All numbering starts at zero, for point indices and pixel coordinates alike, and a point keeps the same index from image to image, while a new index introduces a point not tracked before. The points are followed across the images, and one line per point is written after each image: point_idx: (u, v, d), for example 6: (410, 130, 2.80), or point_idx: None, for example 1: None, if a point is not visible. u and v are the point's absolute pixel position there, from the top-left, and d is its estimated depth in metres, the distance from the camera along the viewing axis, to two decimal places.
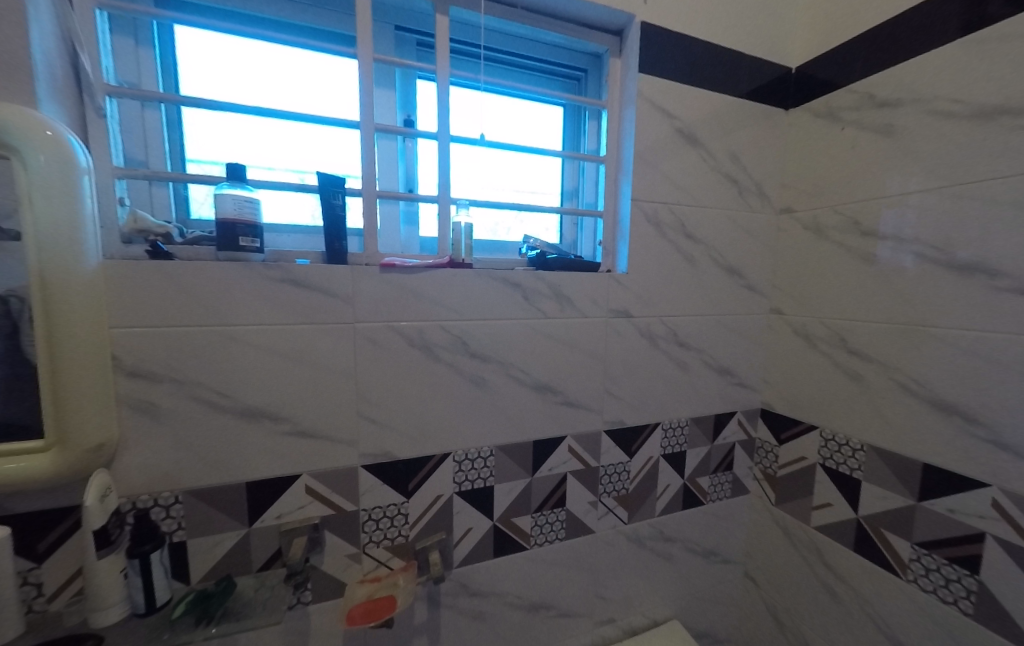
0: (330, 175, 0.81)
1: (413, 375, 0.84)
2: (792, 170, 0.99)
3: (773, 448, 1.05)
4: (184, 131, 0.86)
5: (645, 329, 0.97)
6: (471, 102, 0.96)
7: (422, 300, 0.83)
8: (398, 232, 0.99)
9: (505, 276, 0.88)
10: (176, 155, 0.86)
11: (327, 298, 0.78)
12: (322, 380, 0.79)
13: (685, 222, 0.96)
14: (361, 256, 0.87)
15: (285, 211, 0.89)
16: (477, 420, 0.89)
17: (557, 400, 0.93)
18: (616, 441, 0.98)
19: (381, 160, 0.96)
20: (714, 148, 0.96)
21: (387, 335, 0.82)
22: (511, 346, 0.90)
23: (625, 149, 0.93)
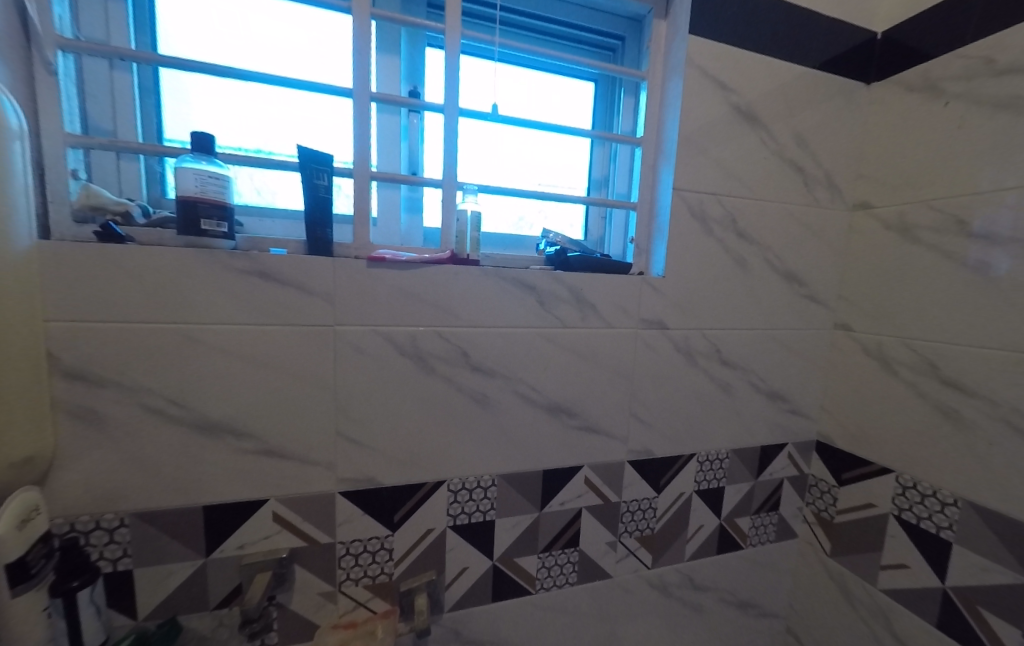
0: (315, 151, 0.68)
1: (403, 389, 0.71)
2: (871, 157, 0.82)
3: (831, 488, 0.87)
4: (160, 100, 0.76)
5: (682, 342, 0.81)
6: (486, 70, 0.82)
7: (418, 302, 0.71)
8: (398, 221, 0.86)
9: (517, 275, 0.74)
10: (150, 127, 0.75)
11: (304, 295, 0.66)
12: (296, 392, 0.67)
13: (736, 217, 0.80)
14: (349, 246, 0.74)
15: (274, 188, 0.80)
16: (478, 443, 0.75)
17: (573, 422, 0.79)
18: (642, 474, 0.83)
19: (380, 138, 0.83)
20: (776, 128, 0.79)
21: (374, 341, 0.69)
22: (521, 359, 0.76)
23: (667, 128, 0.78)
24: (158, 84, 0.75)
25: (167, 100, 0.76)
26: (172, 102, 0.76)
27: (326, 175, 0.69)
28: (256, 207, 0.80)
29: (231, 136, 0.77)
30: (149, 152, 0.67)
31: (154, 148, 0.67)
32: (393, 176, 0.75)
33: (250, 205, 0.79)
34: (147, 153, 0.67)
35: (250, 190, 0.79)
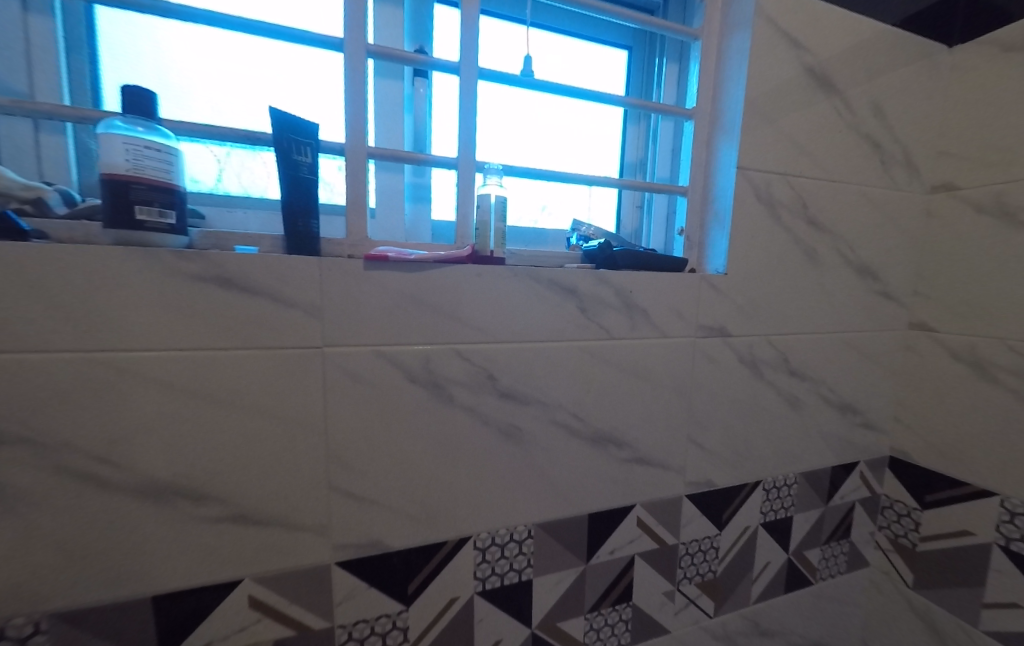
0: (292, 117, 0.51)
1: (419, 426, 0.56)
2: (954, 131, 0.73)
3: (912, 512, 0.76)
4: (97, 57, 0.58)
5: (746, 352, 0.68)
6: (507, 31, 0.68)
7: (434, 313, 0.55)
8: (401, 213, 0.72)
9: (552, 275, 0.59)
10: (82, 93, 0.58)
11: (283, 308, 0.49)
12: (280, 435, 0.51)
13: (807, 201, 0.68)
14: (340, 242, 0.58)
15: (247, 174, 0.64)
16: (512, 487, 0.61)
17: (622, 455, 0.65)
18: (703, 509, 0.70)
19: (378, 108, 0.68)
20: (852, 96, 0.68)
21: (379, 368, 0.53)
22: (563, 380, 0.61)
23: (728, 95, 0.65)
24: (94, 36, 0.58)
25: (107, 58, 0.58)
26: (112, 59, 0.58)
27: (309, 148, 0.53)
28: (222, 195, 0.63)
29: (189, 107, 0.60)
30: (65, 118, 0.48)
31: (69, 110, 0.48)
32: (394, 153, 0.60)
33: (214, 193, 0.63)
34: (60, 118, 0.48)
35: (237, 185, 0.64)
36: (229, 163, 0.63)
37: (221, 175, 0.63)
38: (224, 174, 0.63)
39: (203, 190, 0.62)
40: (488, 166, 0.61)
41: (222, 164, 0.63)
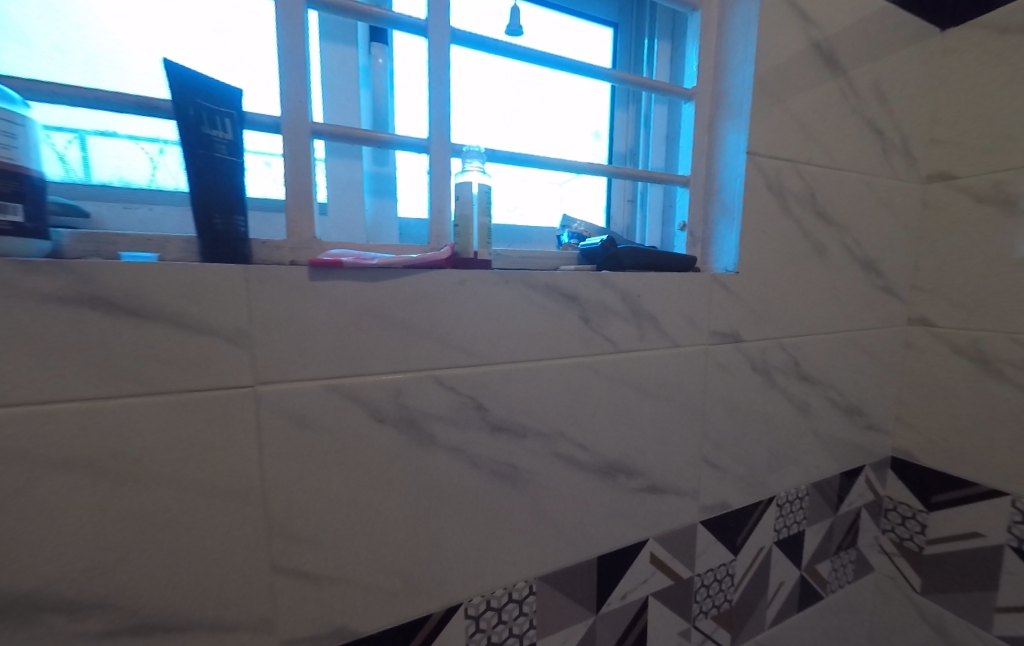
0: (197, 77, 0.38)
1: (394, 478, 0.44)
2: (949, 120, 0.71)
3: (917, 513, 0.77)
4: None
5: (757, 357, 0.63)
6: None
7: (409, 334, 0.43)
8: (360, 208, 0.59)
9: (551, 280, 0.49)
10: None
11: (197, 337, 0.36)
12: (202, 510, 0.37)
13: (815, 191, 0.62)
14: (278, 245, 0.45)
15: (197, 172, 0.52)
16: (508, 539, 0.50)
17: (633, 485, 0.56)
18: (718, 534, 0.63)
19: (325, 78, 0.54)
20: (856, 78, 0.64)
21: (339, 409, 0.41)
22: (564, 403, 0.52)
23: (733, 72, 0.58)
24: None
25: None
26: None
27: (232, 120, 0.40)
28: (126, 188, 0.49)
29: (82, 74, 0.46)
30: None
31: None
32: (348, 131, 0.47)
33: (113, 186, 0.48)
34: None
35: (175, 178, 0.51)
36: (165, 162, 0.51)
37: (152, 171, 0.50)
38: (157, 170, 0.51)
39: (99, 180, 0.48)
40: (467, 148, 0.50)
41: (157, 163, 0.51)
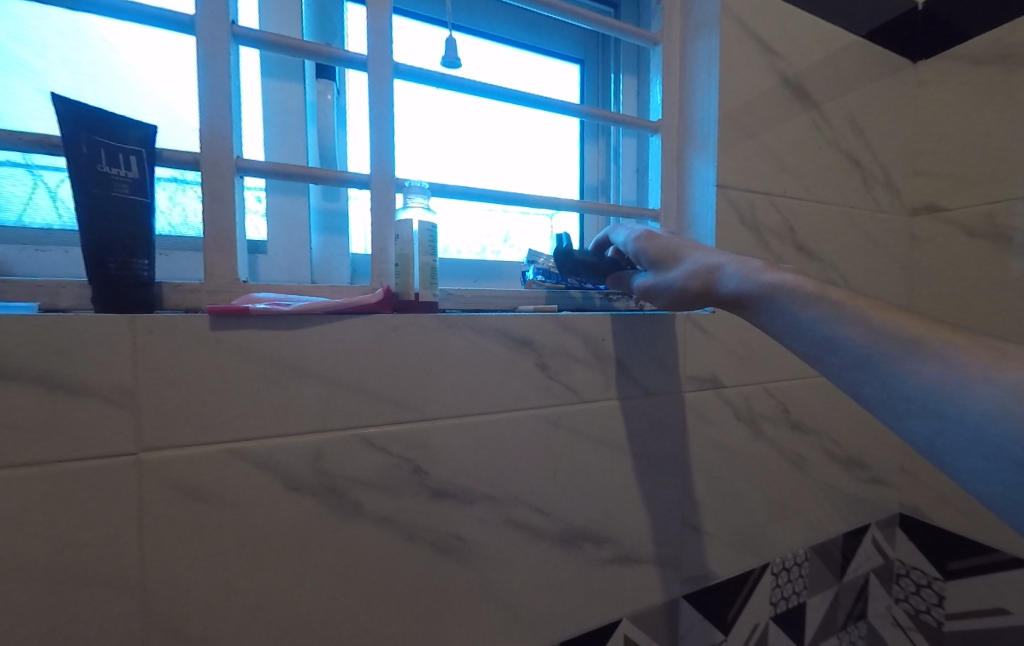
0: (94, 111, 0.35)
1: (313, 557, 0.38)
2: (932, 151, 0.71)
3: (934, 582, 0.73)
4: None
5: (741, 405, 0.58)
6: (424, 45, 0.61)
7: (338, 392, 0.39)
8: (304, 247, 0.56)
9: (502, 322, 0.45)
10: None
11: (70, 397, 0.31)
12: (58, 608, 0.31)
13: (794, 226, 0.60)
14: (194, 289, 0.41)
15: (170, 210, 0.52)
16: (451, 625, 0.43)
17: (603, 556, 0.50)
18: (704, 610, 0.57)
19: (268, 117, 0.53)
20: (830, 110, 0.62)
21: (247, 479, 0.36)
22: (519, 462, 0.46)
23: (698, 105, 0.56)
24: None
25: None
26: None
27: (139, 158, 0.37)
28: (52, 229, 0.47)
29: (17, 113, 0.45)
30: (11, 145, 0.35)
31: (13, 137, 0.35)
32: (281, 167, 0.44)
33: (39, 226, 0.46)
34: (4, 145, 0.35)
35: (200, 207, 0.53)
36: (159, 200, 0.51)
37: (166, 207, 0.51)
38: (171, 205, 0.52)
39: (33, 223, 0.46)
40: (408, 184, 0.46)
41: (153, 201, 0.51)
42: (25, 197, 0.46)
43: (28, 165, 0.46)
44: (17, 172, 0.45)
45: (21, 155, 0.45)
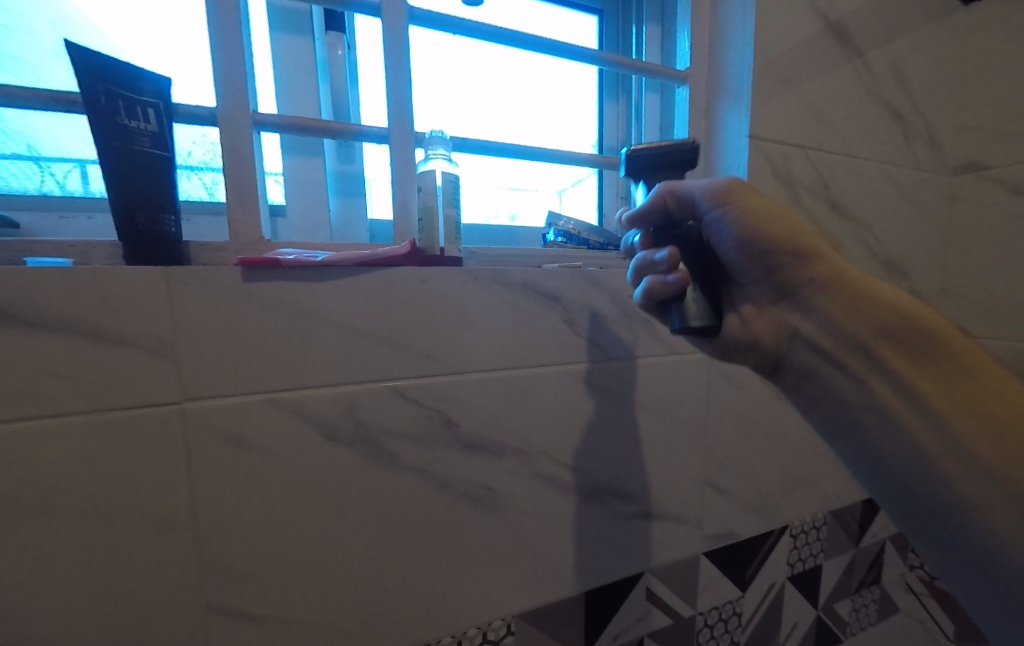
0: (109, 60, 0.34)
1: (349, 505, 0.39)
2: (979, 104, 0.67)
3: None
4: None
5: None
6: None
7: (369, 345, 0.39)
8: (323, 208, 0.55)
9: (528, 278, 0.44)
10: None
11: (112, 346, 0.32)
12: (112, 548, 0.32)
13: (829, 182, 0.58)
14: (222, 247, 0.41)
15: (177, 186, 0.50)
16: (482, 574, 0.44)
17: (627, 512, 0.50)
18: (724, 567, 0.58)
19: (280, 71, 0.52)
20: (873, 58, 0.59)
21: (286, 429, 0.36)
22: (545, 419, 0.46)
23: (731, 53, 0.53)
24: None
25: None
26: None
27: (156, 111, 0.36)
28: (70, 198, 0.45)
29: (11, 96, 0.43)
30: (37, 98, 0.35)
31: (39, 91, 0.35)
32: (299, 121, 0.43)
33: (57, 197, 0.45)
34: (28, 98, 0.35)
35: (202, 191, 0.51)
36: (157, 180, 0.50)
37: None
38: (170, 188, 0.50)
39: (55, 192, 0.45)
40: (429, 136, 0.44)
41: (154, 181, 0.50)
42: (32, 184, 0.44)
43: (34, 156, 0.44)
44: (23, 164, 0.44)
45: (26, 145, 0.44)
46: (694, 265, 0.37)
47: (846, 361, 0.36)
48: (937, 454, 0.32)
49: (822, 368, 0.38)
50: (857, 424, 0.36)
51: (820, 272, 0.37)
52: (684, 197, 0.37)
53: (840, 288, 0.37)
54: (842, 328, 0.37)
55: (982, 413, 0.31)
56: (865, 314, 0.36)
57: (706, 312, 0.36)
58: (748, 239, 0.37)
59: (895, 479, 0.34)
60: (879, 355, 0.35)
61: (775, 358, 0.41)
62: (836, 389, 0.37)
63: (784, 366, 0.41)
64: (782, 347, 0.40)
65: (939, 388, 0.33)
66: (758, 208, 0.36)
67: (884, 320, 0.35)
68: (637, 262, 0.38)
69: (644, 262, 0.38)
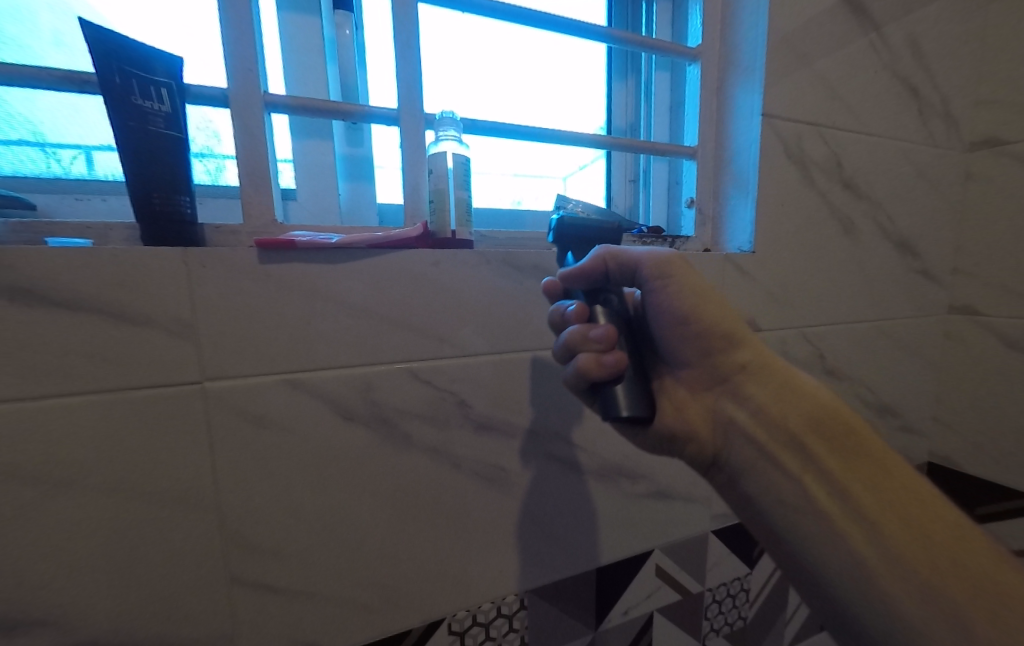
0: (123, 40, 0.34)
1: (366, 483, 0.40)
2: (999, 78, 0.65)
3: None
4: None
5: (778, 349, 0.57)
6: None
7: (384, 327, 0.39)
8: (333, 192, 0.55)
9: (539, 260, 0.45)
10: None
11: (135, 327, 0.32)
12: (140, 523, 0.34)
13: (842, 160, 0.57)
14: (235, 230, 0.41)
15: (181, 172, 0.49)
16: (495, 551, 0.45)
17: (637, 491, 0.51)
18: (732, 545, 0.59)
19: (288, 53, 0.51)
20: (889, 31, 0.57)
21: (304, 408, 0.37)
22: (557, 400, 0.46)
23: (745, 27, 0.52)
24: None
25: None
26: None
27: (169, 91, 0.36)
28: (81, 182, 0.45)
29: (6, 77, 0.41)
30: (52, 80, 0.35)
31: (53, 73, 0.35)
32: (309, 102, 0.43)
33: (69, 180, 0.45)
34: (44, 80, 0.35)
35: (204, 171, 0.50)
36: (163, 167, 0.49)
37: None
38: None
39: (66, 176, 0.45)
40: (439, 116, 0.44)
41: None
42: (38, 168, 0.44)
43: (40, 142, 0.44)
44: (29, 150, 0.43)
45: (31, 131, 0.43)
46: (631, 346, 0.36)
47: (782, 455, 0.35)
48: (875, 565, 0.30)
49: (758, 464, 0.36)
50: (798, 530, 0.34)
51: (750, 359, 0.38)
52: (627, 263, 0.37)
53: (768, 377, 0.38)
54: (776, 420, 0.36)
55: (910, 523, 0.31)
56: (794, 405, 0.36)
57: (639, 403, 0.34)
58: (683, 314, 0.38)
59: (833, 596, 0.32)
60: (812, 452, 0.34)
61: (713, 452, 0.39)
62: (773, 489, 0.35)
63: (721, 462, 0.39)
64: (718, 442, 0.39)
65: (864, 486, 0.32)
66: (690, 289, 0.37)
67: (811, 415, 0.36)
68: (570, 334, 0.37)
69: (577, 337, 0.36)
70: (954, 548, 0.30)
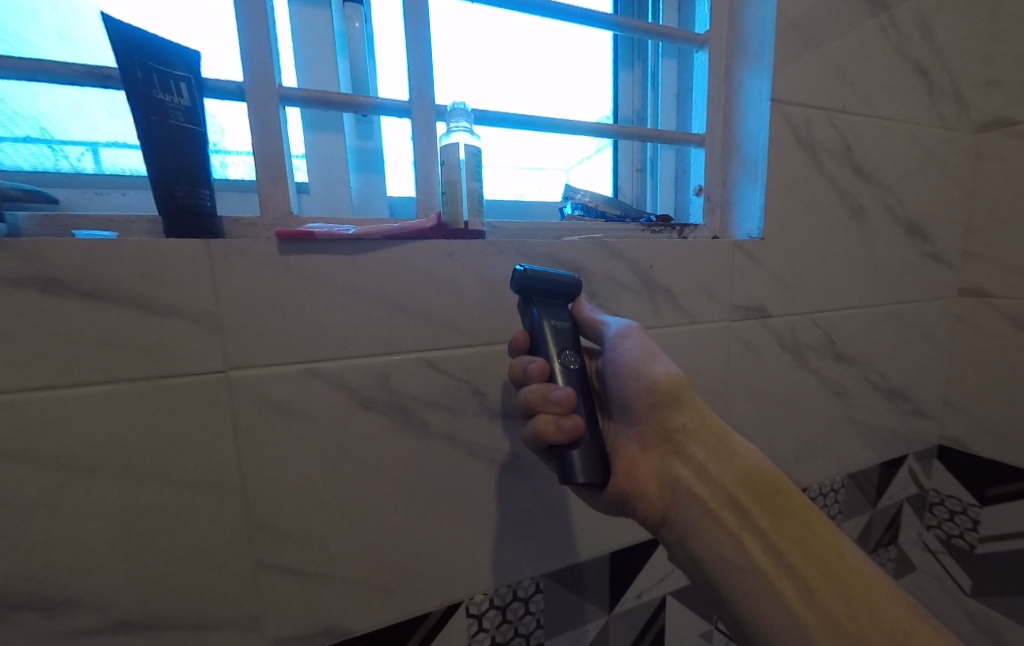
0: (143, 34, 0.35)
1: (386, 469, 0.40)
2: (1010, 57, 0.65)
3: (969, 508, 0.74)
4: None
5: (787, 334, 0.58)
6: None
7: (399, 316, 0.40)
8: (344, 185, 0.56)
9: (551, 249, 0.45)
10: None
11: (160, 317, 0.33)
12: (169, 508, 0.35)
13: (851, 144, 0.57)
14: (252, 222, 0.42)
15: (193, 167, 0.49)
16: (511, 535, 0.46)
17: None
18: None
19: (298, 47, 0.52)
20: (899, 11, 0.57)
21: (325, 395, 0.38)
22: None
23: (753, 12, 0.52)
24: None
25: None
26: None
27: (188, 85, 0.37)
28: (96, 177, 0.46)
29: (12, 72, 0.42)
30: (73, 75, 0.36)
31: (74, 69, 0.36)
32: (321, 95, 0.43)
33: (84, 174, 0.46)
34: (65, 76, 0.36)
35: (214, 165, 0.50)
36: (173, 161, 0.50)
37: None
38: None
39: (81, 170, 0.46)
40: (450, 107, 0.44)
41: None
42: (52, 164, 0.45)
43: (48, 139, 0.44)
44: (39, 147, 0.44)
45: (39, 128, 0.44)
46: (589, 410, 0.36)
47: (722, 514, 0.36)
48: (810, 624, 0.31)
49: (702, 523, 0.36)
50: (740, 591, 0.34)
51: (691, 421, 0.39)
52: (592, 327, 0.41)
53: (709, 437, 0.39)
54: (715, 480, 0.37)
55: (834, 580, 0.32)
56: (731, 466, 0.37)
57: (593, 470, 0.34)
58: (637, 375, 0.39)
59: None
60: (748, 511, 0.35)
61: (660, 513, 0.39)
62: (716, 547, 0.35)
63: (670, 522, 0.38)
64: (666, 503, 0.39)
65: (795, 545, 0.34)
66: (639, 353, 0.39)
67: (746, 474, 0.37)
68: (529, 393, 0.36)
69: (538, 397, 0.36)
70: (875, 604, 0.31)
